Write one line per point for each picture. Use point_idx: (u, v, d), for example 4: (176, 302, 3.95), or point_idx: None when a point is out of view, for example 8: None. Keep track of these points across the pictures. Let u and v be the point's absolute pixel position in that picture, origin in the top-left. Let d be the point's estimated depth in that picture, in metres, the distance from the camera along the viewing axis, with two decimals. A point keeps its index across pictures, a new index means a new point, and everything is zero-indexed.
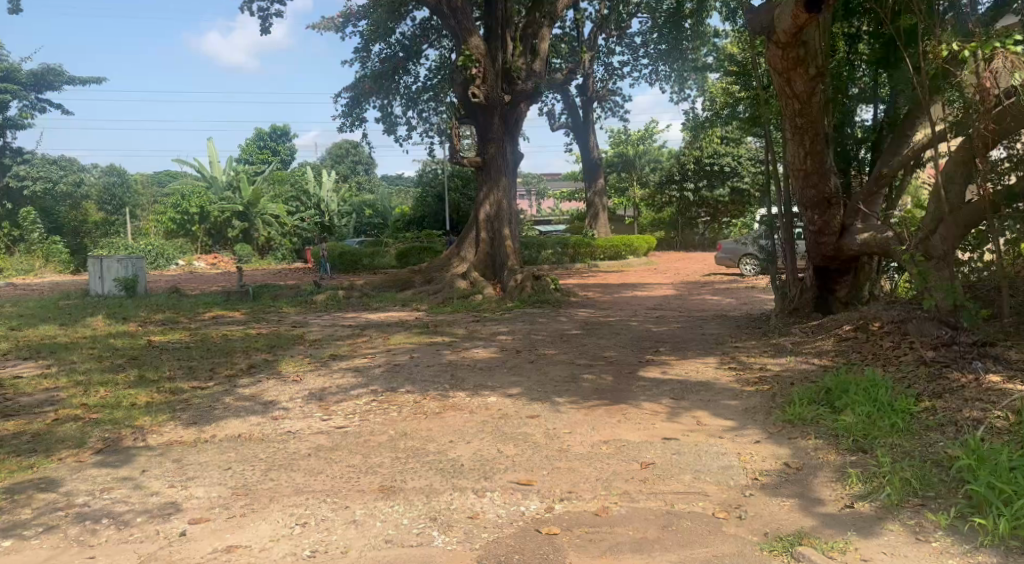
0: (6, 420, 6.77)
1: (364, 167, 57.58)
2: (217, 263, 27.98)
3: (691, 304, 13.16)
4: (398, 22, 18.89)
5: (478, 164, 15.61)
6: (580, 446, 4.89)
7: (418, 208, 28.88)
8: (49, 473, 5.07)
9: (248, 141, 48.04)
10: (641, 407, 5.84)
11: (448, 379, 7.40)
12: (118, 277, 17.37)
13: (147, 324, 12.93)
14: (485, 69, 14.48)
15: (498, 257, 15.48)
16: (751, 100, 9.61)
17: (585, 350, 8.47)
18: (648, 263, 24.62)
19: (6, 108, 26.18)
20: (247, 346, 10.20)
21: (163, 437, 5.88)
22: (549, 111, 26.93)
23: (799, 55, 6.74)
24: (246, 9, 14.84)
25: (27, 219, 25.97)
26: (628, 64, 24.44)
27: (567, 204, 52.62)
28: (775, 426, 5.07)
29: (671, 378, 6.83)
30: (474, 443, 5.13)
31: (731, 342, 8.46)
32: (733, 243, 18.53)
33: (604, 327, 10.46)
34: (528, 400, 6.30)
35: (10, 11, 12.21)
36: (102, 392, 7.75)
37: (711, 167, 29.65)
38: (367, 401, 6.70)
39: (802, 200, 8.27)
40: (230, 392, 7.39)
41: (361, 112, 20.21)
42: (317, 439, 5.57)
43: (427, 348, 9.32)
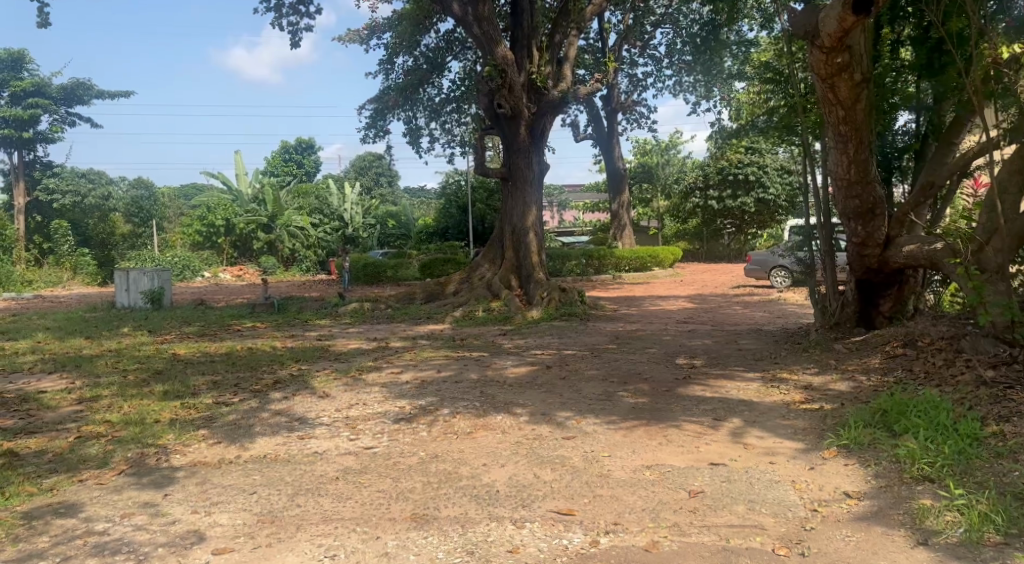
0: (29, 438, 6.64)
1: (388, 178, 57.96)
2: (242, 275, 28.17)
3: (723, 317, 12.85)
4: (423, 35, 18.81)
5: (505, 175, 15.46)
6: (622, 471, 4.63)
7: (441, 220, 28.77)
8: (70, 496, 4.91)
9: (274, 154, 48.52)
10: (681, 428, 5.57)
11: (477, 396, 7.17)
12: (143, 290, 17.35)
13: (173, 337, 12.84)
14: (511, 79, 14.33)
15: (523, 269, 15.26)
16: (787, 108, 9.34)
17: (618, 366, 8.20)
18: (674, 275, 24.26)
19: (36, 122, 26.49)
20: (272, 360, 10.03)
21: (186, 457, 5.70)
22: (572, 122, 26.69)
23: (843, 59, 6.46)
24: (274, 23, 14.93)
25: (58, 231, 26.49)
26: (652, 75, 24.24)
27: (590, 214, 52.34)
28: (830, 450, 4.80)
29: (712, 396, 6.55)
30: (509, 466, 4.90)
31: (770, 358, 8.18)
32: (762, 253, 18.21)
33: (636, 340, 10.18)
34: (563, 420, 6.05)
35: (38, 26, 12.29)
36: (127, 407, 7.61)
37: (736, 177, 29.22)
38: (396, 420, 6.47)
39: (845, 210, 7.97)
40: (257, 408, 7.21)
41: (385, 124, 20.13)
42: (345, 460, 5.37)
43: (455, 363, 9.11)
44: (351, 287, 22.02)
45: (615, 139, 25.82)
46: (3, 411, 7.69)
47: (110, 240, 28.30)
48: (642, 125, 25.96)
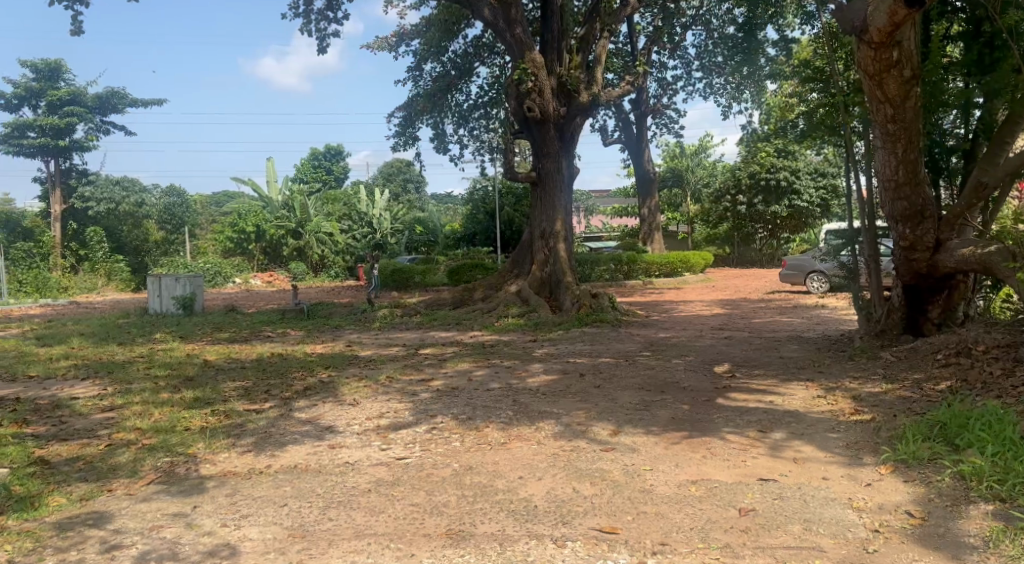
0: (60, 445, 6.60)
1: (416, 185, 58.07)
2: (273, 281, 28.36)
3: (759, 324, 12.54)
4: (451, 41, 18.76)
5: (534, 179, 15.29)
6: (666, 486, 4.43)
7: (468, 225, 28.72)
8: (99, 507, 4.81)
9: (304, 161, 48.90)
10: (726, 441, 5.34)
11: (510, 405, 6.99)
12: (176, 296, 17.46)
13: (205, 343, 12.86)
14: (542, 82, 14.15)
15: (553, 275, 15.03)
16: (827, 109, 9.07)
17: (653, 374, 7.97)
18: (705, 280, 23.91)
19: (72, 131, 26.92)
20: (303, 367, 9.94)
21: (216, 467, 5.58)
22: (601, 127, 26.40)
23: (893, 56, 6.26)
24: (304, 30, 14.98)
25: (93, 237, 26.88)
26: (681, 78, 24.00)
27: (618, 220, 51.95)
28: (886, 465, 4.59)
29: (757, 407, 6.29)
30: (546, 479, 4.72)
31: (813, 367, 7.92)
32: (798, 258, 17.80)
33: (672, 347, 9.94)
34: (600, 431, 5.84)
35: (71, 33, 12.42)
36: (157, 414, 7.54)
37: (768, 182, 28.74)
38: (428, 429, 6.32)
39: (892, 212, 7.69)
40: (285, 416, 7.10)
41: (414, 131, 19.98)
42: (377, 472, 5.21)
43: (486, 371, 8.93)
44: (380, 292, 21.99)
45: (644, 144, 25.53)
46: (36, 418, 7.67)
47: (144, 247, 28.75)
48: (672, 129, 25.68)
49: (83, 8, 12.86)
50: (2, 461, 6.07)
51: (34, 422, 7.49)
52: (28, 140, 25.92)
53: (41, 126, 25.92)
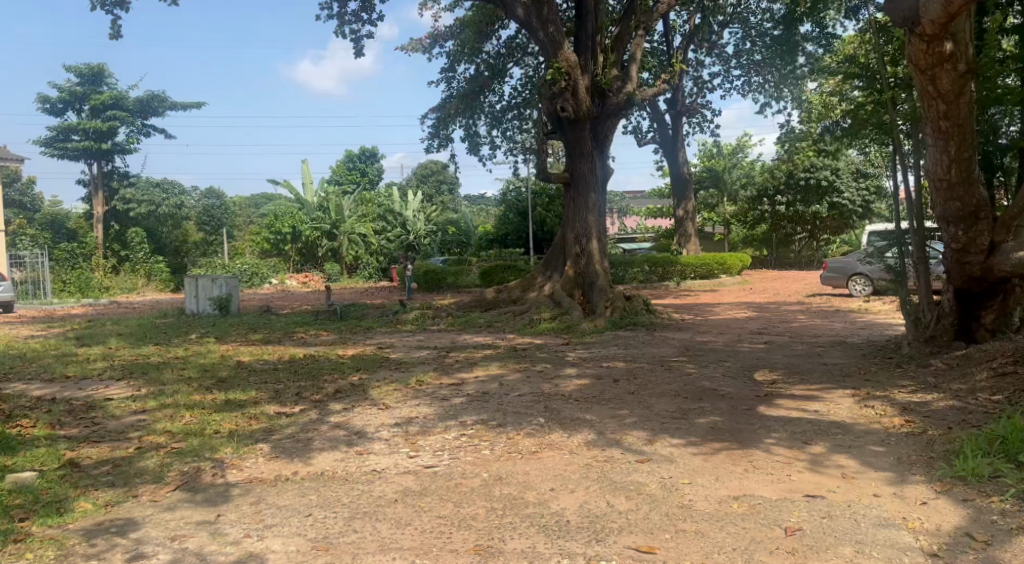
0: (91, 447, 6.57)
1: (449, 186, 58.16)
2: (308, 282, 28.51)
3: (799, 328, 12.17)
4: (485, 42, 18.62)
5: (567, 180, 15.07)
6: (706, 502, 4.21)
7: (501, 227, 28.61)
8: (124, 514, 4.73)
9: (338, 163, 49.26)
10: (770, 453, 5.09)
11: (541, 411, 6.80)
12: (212, 296, 17.58)
13: (239, 344, 12.89)
14: (575, 81, 13.92)
15: (587, 277, 14.76)
16: (873, 107, 8.73)
17: (691, 380, 7.72)
18: (743, 283, 23.45)
19: (114, 134, 27.36)
20: (333, 369, 9.85)
21: (242, 474, 5.48)
22: (634, 127, 26.07)
23: (946, 49, 5.95)
24: (338, 32, 14.97)
25: (133, 238, 27.23)
26: (718, 76, 23.60)
27: (652, 221, 51.38)
28: (942, 483, 4.33)
29: (801, 417, 6.02)
30: (578, 493, 4.52)
31: (860, 375, 7.60)
32: (839, 260, 17.33)
33: (709, 353, 9.65)
34: (635, 440, 5.62)
35: (111, 37, 12.55)
36: (188, 417, 7.50)
37: (808, 181, 28.17)
38: (457, 436, 6.16)
39: (945, 214, 7.33)
40: (314, 421, 6.99)
41: (447, 133, 19.86)
42: (404, 481, 5.06)
43: (517, 376, 8.74)
44: (414, 293, 21.98)
45: (679, 143, 25.14)
46: (70, 419, 7.67)
47: (183, 248, 29.14)
48: (707, 129, 25.31)
49: (123, 12, 13.00)
50: (33, 463, 6.04)
51: (67, 424, 7.48)
52: (72, 143, 26.45)
53: (85, 129, 26.40)
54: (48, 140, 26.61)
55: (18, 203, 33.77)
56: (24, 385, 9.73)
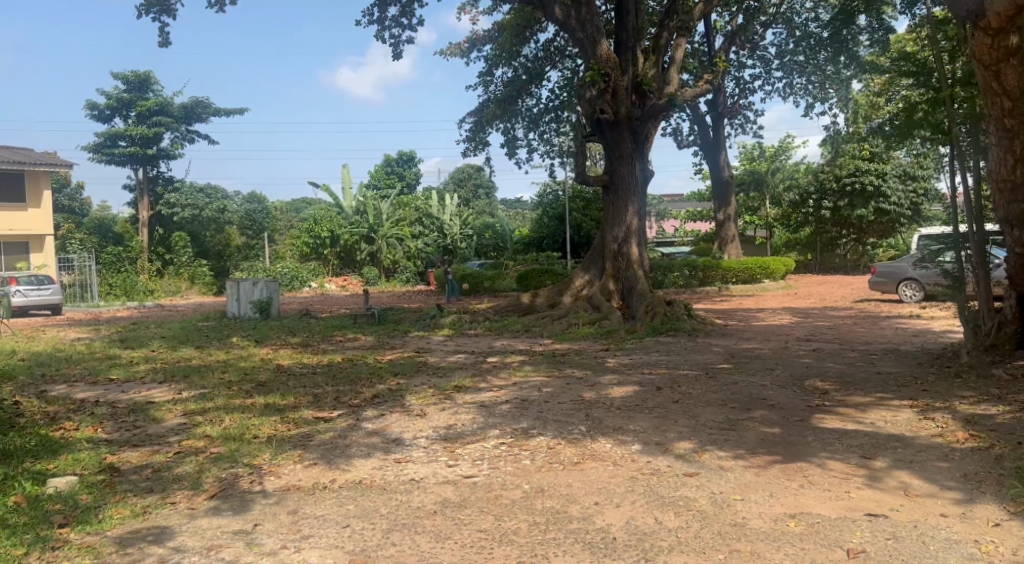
0: (131, 451, 6.56)
1: (486, 190, 58.16)
2: (347, 285, 28.66)
3: (848, 335, 11.78)
4: (523, 45, 18.52)
5: (606, 183, 14.84)
6: (760, 520, 4.02)
7: (537, 231, 28.49)
8: (160, 521, 4.68)
9: (376, 167, 49.51)
10: (826, 468, 4.86)
11: (583, 419, 6.62)
12: (253, 300, 17.73)
13: (278, 347, 12.94)
14: (615, 83, 13.71)
15: (627, 281, 14.51)
16: (930, 107, 8.42)
17: (738, 389, 7.46)
18: (786, 287, 22.93)
19: (160, 140, 27.86)
20: (372, 374, 9.79)
21: (280, 481, 5.39)
22: (674, 129, 25.70)
23: (1013, 42, 5.71)
24: (378, 36, 15.00)
25: (177, 243, 27.74)
26: (760, 77, 23.19)
27: (692, 224, 50.63)
28: (1015, 503, 4.06)
29: (856, 430, 5.76)
30: (624, 507, 4.33)
31: (917, 386, 7.28)
32: (889, 264, 16.78)
33: (755, 360, 9.35)
34: (682, 451, 5.40)
35: (158, 43, 12.74)
36: (228, 421, 7.48)
37: (852, 185, 27.51)
38: (497, 444, 6.00)
39: (1008, 215, 7.00)
40: (352, 427, 6.90)
41: (484, 136, 19.70)
42: (443, 491, 4.93)
43: (557, 382, 8.56)
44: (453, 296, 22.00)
45: (721, 145, 24.69)
46: (112, 422, 7.71)
47: (225, 252, 29.50)
48: (749, 130, 24.87)
49: (169, 19, 13.15)
50: (74, 467, 6.05)
51: (110, 427, 7.52)
52: (119, 149, 27.04)
53: (131, 135, 26.97)
54: (96, 146, 27.22)
55: (67, 207, 34.65)
56: (69, 387, 9.86)
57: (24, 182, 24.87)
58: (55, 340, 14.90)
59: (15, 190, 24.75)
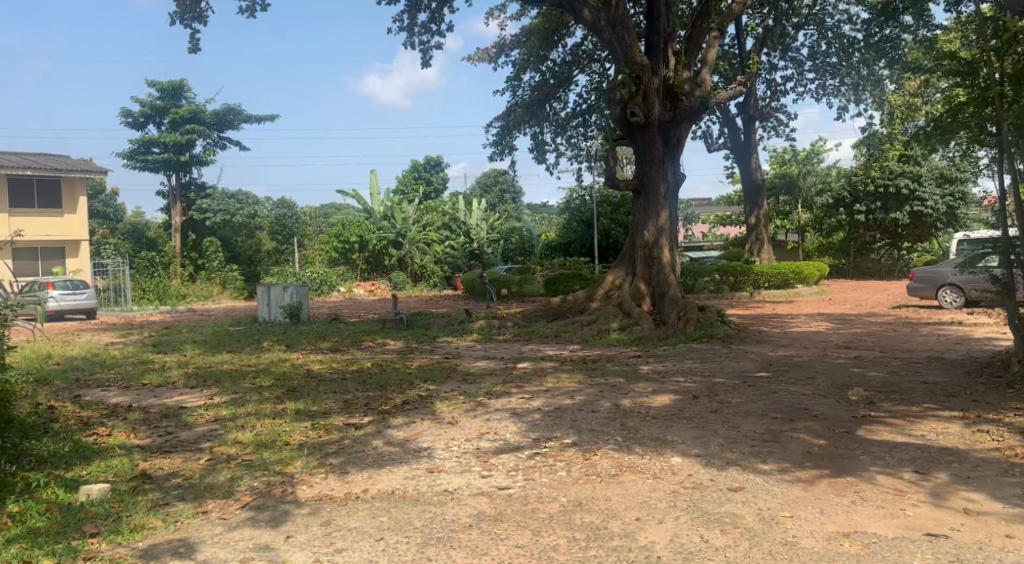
0: (163, 458, 6.53)
1: (512, 195, 58.06)
2: (375, 290, 28.68)
3: (889, 342, 11.46)
4: (551, 50, 18.37)
5: (637, 187, 14.66)
6: (812, 539, 3.92)
7: (564, 236, 28.37)
8: (190, 532, 4.62)
9: (404, 173, 49.63)
10: (877, 485, 4.68)
11: (618, 429, 6.45)
12: (283, 304, 17.79)
13: (309, 352, 12.92)
14: (646, 86, 13.52)
15: (658, 286, 14.30)
16: (977, 107, 8.13)
17: (778, 399, 7.25)
18: (820, 293, 22.49)
19: (192, 147, 28.19)
20: (402, 380, 9.70)
21: (313, 490, 5.31)
22: (704, 132, 25.38)
23: None
24: (407, 43, 15.01)
25: (209, 247, 28.10)
26: (792, 79, 22.85)
27: (721, 229, 50.12)
28: None
29: (907, 443, 5.55)
30: (667, 524, 4.20)
31: (966, 396, 7.01)
32: (928, 269, 16.35)
33: (794, 368, 9.11)
34: (725, 464, 5.24)
35: (190, 51, 12.83)
36: (259, 426, 7.42)
37: (886, 188, 26.96)
38: (531, 454, 5.86)
39: None
40: (383, 434, 6.80)
41: (512, 141, 19.55)
42: (478, 503, 4.81)
43: (590, 389, 8.39)
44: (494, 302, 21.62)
45: (752, 148, 24.31)
46: (144, 428, 7.71)
47: (256, 257, 29.69)
48: (782, 133, 24.50)
49: (201, 26, 13.24)
50: (106, 474, 6.04)
51: (142, 432, 7.51)
52: (152, 156, 27.41)
53: (165, 142, 27.32)
54: (130, 153, 27.61)
55: (102, 213, 35.23)
56: (103, 391, 9.91)
57: (60, 188, 25.26)
58: (90, 344, 15.08)
59: (51, 197, 25.14)
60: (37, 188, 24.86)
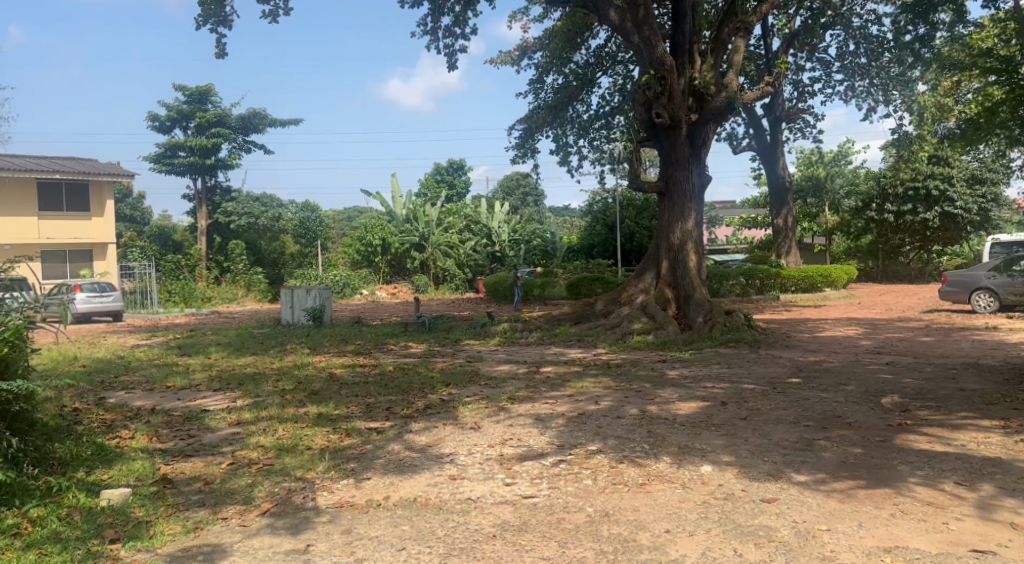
0: (184, 462, 6.48)
1: (534, 198, 57.91)
2: (397, 293, 28.70)
3: (922, 347, 11.16)
4: (574, 51, 18.23)
5: (662, 189, 14.47)
6: (851, 555, 3.81)
7: (587, 238, 28.21)
8: (212, 539, 4.55)
9: (427, 176, 49.69)
10: (918, 498, 4.51)
11: (645, 436, 6.29)
12: (307, 307, 17.81)
13: (331, 356, 12.87)
14: (672, 86, 13.32)
15: (683, 289, 14.08)
16: (1017, 105, 7.84)
17: (809, 406, 7.05)
18: (849, 297, 22.11)
19: (218, 151, 28.42)
20: (424, 383, 9.59)
21: (334, 497, 5.23)
22: (729, 134, 25.10)
23: None
24: (432, 46, 14.95)
25: (234, 250, 28.28)
26: (820, 80, 22.53)
27: (746, 233, 49.67)
28: None
29: (947, 453, 5.35)
30: (699, 537, 4.10)
31: (1006, 404, 6.77)
32: (961, 272, 15.95)
33: (826, 374, 8.86)
34: (756, 474, 5.07)
35: (217, 55, 12.89)
36: (281, 430, 7.36)
37: (916, 190, 26.51)
38: (554, 462, 5.73)
39: None
40: (405, 439, 6.70)
41: (534, 143, 19.38)
42: (502, 512, 4.69)
43: (615, 395, 8.23)
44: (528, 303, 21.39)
45: (779, 150, 24.00)
46: (167, 431, 7.69)
47: (281, 260, 29.85)
48: (808, 134, 24.17)
49: (226, 30, 13.27)
50: (128, 478, 6.00)
51: (165, 435, 7.50)
52: (179, 160, 27.68)
53: (191, 146, 27.55)
54: (156, 157, 27.85)
55: (129, 216, 35.65)
56: (128, 394, 9.93)
57: (88, 192, 25.55)
58: (116, 346, 15.16)
59: (80, 200, 25.45)
60: (66, 192, 25.17)
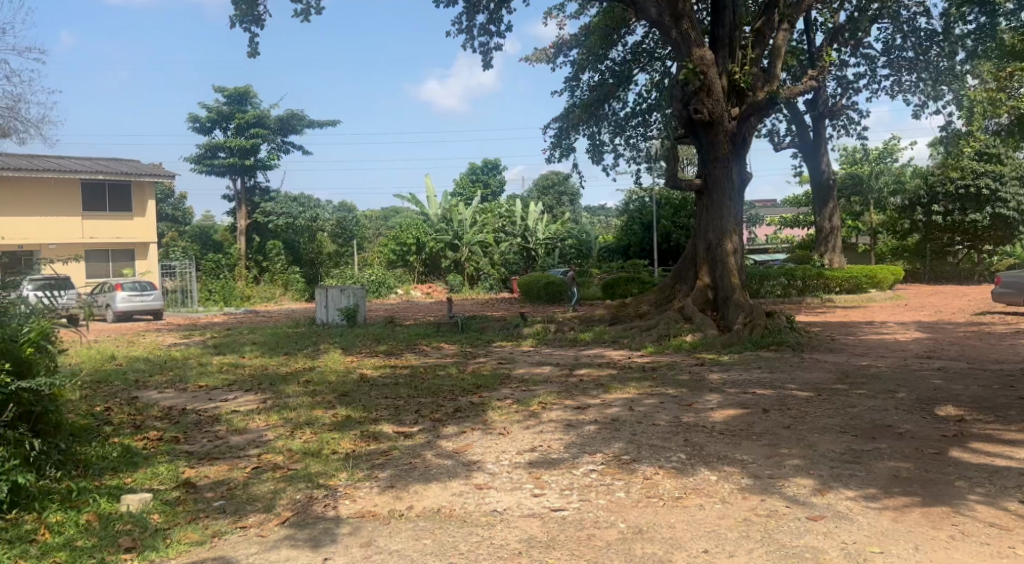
0: (209, 465, 6.36)
1: (570, 198, 57.45)
2: (431, 293, 28.66)
3: (976, 352, 10.62)
4: (610, 48, 17.90)
5: (700, 187, 14.08)
6: None
7: (623, 237, 27.84)
8: (228, 550, 4.40)
9: (462, 176, 49.57)
10: (980, 519, 4.15)
11: (681, 445, 5.98)
12: (341, 307, 17.74)
13: (363, 356, 12.77)
14: (711, 82, 12.91)
15: (721, 290, 13.66)
16: None
17: (857, 414, 6.67)
18: (895, 298, 21.41)
19: (257, 151, 28.65)
20: (455, 386, 9.39)
21: (355, 506, 5.03)
22: (771, 130, 24.47)
23: None
24: (468, 45, 14.79)
25: (272, 250, 28.55)
26: (865, 75, 21.89)
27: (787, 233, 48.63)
28: None
29: (1008, 468, 4.97)
30: (740, 558, 3.81)
31: None
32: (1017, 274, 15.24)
33: (874, 380, 8.43)
34: (802, 489, 4.74)
35: (250, 55, 12.88)
36: (307, 433, 7.22)
37: (966, 189, 25.60)
38: (587, 472, 5.46)
39: None
40: (432, 445, 6.50)
41: (570, 142, 19.10)
42: (529, 526, 4.45)
43: (651, 400, 7.92)
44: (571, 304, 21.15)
45: (822, 147, 23.36)
46: (195, 432, 7.59)
47: (318, 259, 29.99)
48: (852, 132, 23.49)
49: (259, 29, 13.25)
50: (151, 482, 5.89)
51: (193, 437, 7.39)
52: (219, 160, 27.95)
53: (231, 147, 27.81)
54: (197, 157, 28.18)
55: (171, 216, 36.17)
56: (160, 394, 9.90)
57: (130, 192, 25.93)
58: (154, 345, 15.25)
59: (122, 200, 25.84)
60: (108, 192, 25.56)
